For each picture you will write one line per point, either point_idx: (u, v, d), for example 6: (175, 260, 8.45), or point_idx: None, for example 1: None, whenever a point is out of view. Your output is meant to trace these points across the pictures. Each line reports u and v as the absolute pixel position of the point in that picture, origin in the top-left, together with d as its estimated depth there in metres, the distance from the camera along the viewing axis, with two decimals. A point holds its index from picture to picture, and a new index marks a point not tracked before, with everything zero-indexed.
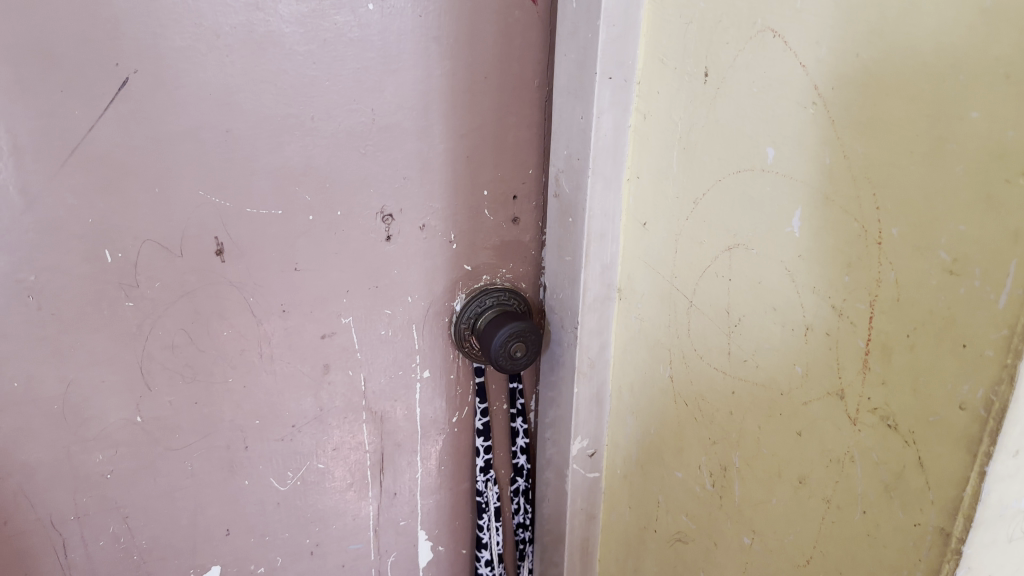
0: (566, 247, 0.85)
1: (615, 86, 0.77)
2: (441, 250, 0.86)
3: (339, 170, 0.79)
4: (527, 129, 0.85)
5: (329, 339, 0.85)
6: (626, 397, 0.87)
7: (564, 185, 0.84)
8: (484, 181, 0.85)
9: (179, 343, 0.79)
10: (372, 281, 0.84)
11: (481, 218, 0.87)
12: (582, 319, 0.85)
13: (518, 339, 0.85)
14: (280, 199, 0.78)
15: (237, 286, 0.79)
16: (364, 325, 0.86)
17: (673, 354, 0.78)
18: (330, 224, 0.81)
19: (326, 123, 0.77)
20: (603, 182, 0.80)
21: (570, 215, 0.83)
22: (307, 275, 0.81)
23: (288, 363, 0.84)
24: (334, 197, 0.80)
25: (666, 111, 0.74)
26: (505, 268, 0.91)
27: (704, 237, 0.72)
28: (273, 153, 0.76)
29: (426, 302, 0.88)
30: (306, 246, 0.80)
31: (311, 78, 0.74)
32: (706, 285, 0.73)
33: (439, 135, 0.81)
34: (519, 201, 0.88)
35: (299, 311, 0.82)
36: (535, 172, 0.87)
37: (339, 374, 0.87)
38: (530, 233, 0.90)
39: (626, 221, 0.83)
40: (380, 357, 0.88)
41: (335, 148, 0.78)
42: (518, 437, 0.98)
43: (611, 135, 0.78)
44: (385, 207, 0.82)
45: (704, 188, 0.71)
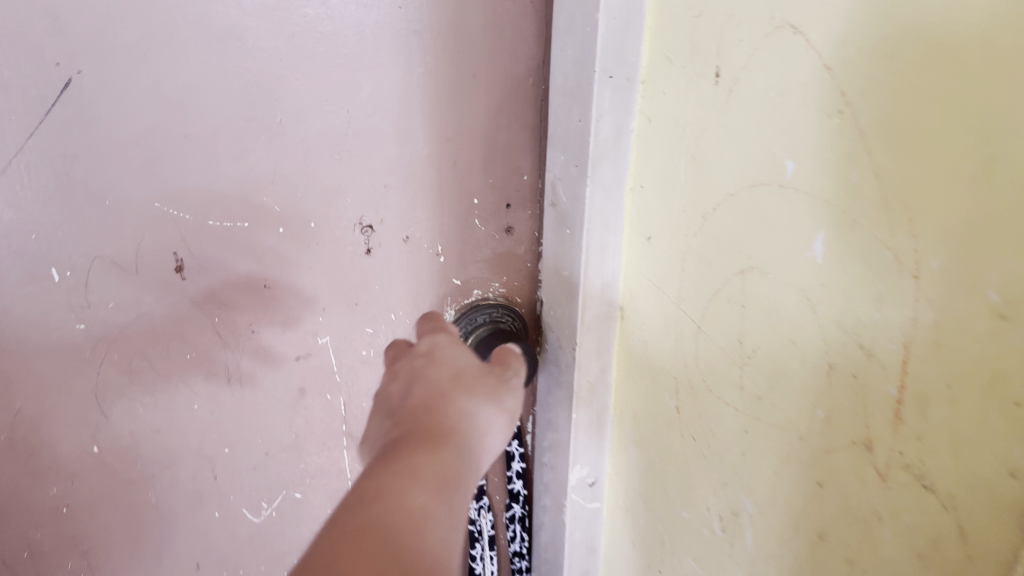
0: (563, 261, 0.77)
1: (617, 86, 0.69)
2: (427, 263, 0.79)
3: (312, 177, 0.71)
4: (521, 131, 0.77)
5: (303, 361, 0.78)
6: (630, 426, 0.80)
7: (561, 193, 0.76)
8: (473, 188, 0.78)
9: (138, 368, 0.72)
10: (351, 298, 0.77)
11: (470, 228, 0.79)
12: (580, 340, 0.77)
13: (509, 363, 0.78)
14: (246, 211, 0.71)
15: (200, 306, 0.72)
16: (343, 345, 0.79)
17: (679, 383, 0.71)
18: (303, 237, 0.73)
19: (297, 126, 0.69)
20: (603, 191, 0.72)
21: (566, 226, 0.76)
22: (278, 292, 0.74)
23: (259, 387, 0.77)
24: (307, 208, 0.72)
25: (673, 114, 0.66)
26: (498, 282, 0.83)
27: (713, 257, 0.64)
28: (236, 160, 0.68)
29: (411, 320, 0.81)
30: (276, 261, 0.73)
31: (279, 77, 0.67)
32: (716, 311, 0.65)
33: (423, 137, 0.74)
34: (513, 210, 0.80)
35: (270, 331, 0.75)
36: (530, 178, 0.79)
37: (316, 399, 0.80)
38: (524, 244, 0.82)
39: (629, 234, 0.75)
40: (362, 379, 0.81)
41: (307, 153, 0.70)
42: (514, 462, 0.91)
43: (613, 141, 0.71)
44: (364, 217, 0.75)
45: (715, 202, 0.63)
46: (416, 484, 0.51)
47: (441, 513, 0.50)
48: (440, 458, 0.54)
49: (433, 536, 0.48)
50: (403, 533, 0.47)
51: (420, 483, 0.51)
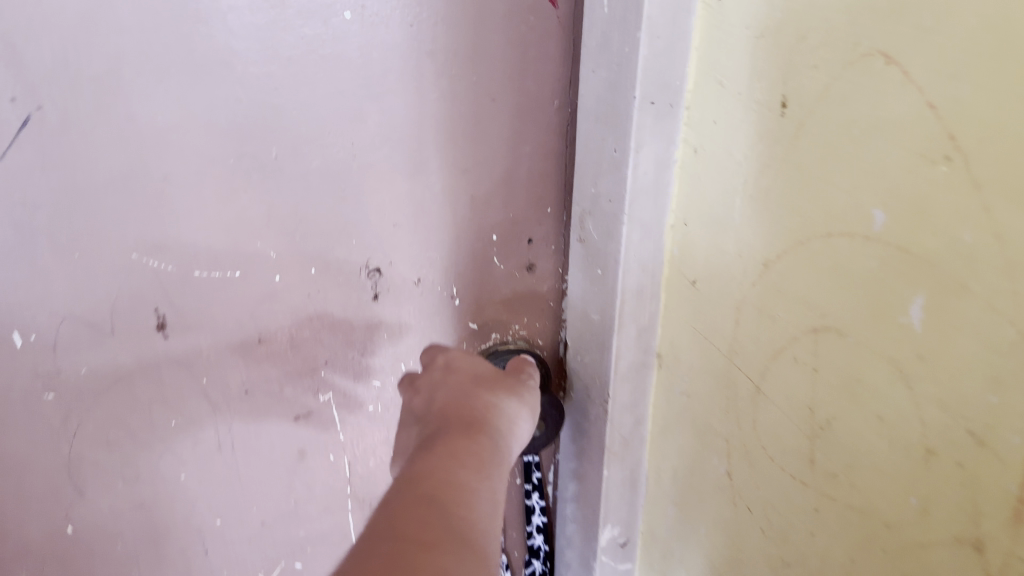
0: (591, 304, 0.69)
1: (658, 112, 0.60)
2: (441, 308, 0.71)
3: (312, 218, 0.63)
4: (544, 160, 0.69)
5: (303, 421, 0.69)
6: (668, 484, 0.72)
7: (591, 229, 0.67)
8: (491, 223, 0.69)
9: (116, 439, 0.64)
10: (356, 351, 0.69)
11: (488, 266, 0.71)
12: (613, 393, 0.69)
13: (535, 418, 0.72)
14: (238, 259, 0.62)
15: (187, 366, 0.63)
16: (348, 402, 0.70)
17: (731, 446, 0.63)
18: (303, 286, 0.65)
19: (294, 161, 0.60)
20: (641, 229, 0.64)
21: (598, 265, 0.67)
22: (273, 348, 0.66)
23: (254, 452, 0.69)
24: (307, 254, 0.64)
25: (726, 146, 0.58)
26: (518, 323, 0.74)
27: (776, 312, 0.56)
28: (226, 202, 0.60)
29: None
30: (272, 313, 0.64)
31: (273, 107, 0.58)
32: (779, 372, 0.57)
33: (436, 169, 0.65)
34: (535, 244, 0.72)
35: (266, 391, 0.67)
36: (553, 211, 0.71)
37: (317, 461, 0.71)
38: (547, 281, 0.74)
39: (669, 276, 0.67)
40: (368, 437, 0.72)
41: (306, 191, 0.62)
42: (534, 515, 0.82)
43: (652, 174, 0.62)
44: (371, 260, 0.66)
45: (779, 249, 0.55)
46: (460, 464, 0.52)
47: (486, 487, 0.52)
48: (477, 442, 0.55)
49: (480, 506, 0.50)
50: (455, 502, 0.48)
51: (463, 463, 0.52)
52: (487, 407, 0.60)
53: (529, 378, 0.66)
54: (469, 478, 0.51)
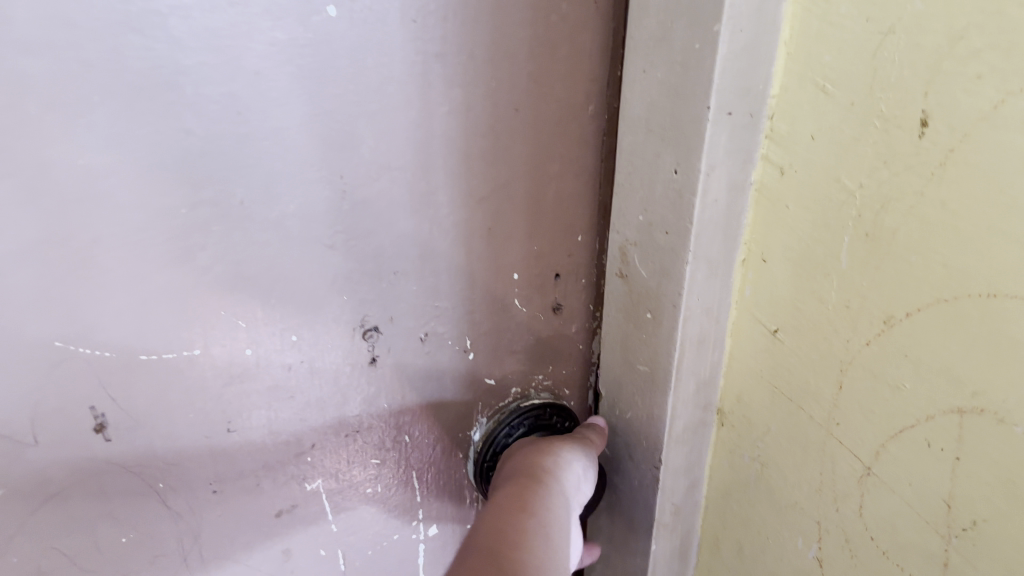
0: (637, 354, 0.57)
1: (734, 125, 0.47)
2: (451, 365, 0.58)
3: (292, 277, 0.49)
4: (575, 179, 0.56)
5: (286, 515, 0.57)
6: (730, 556, 0.61)
7: (636, 264, 0.55)
8: (512, 259, 0.56)
9: (50, 569, 0.50)
10: (347, 428, 0.56)
11: (508, 310, 0.58)
12: (667, 458, 0.57)
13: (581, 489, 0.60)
14: (198, 335, 0.47)
15: (136, 473, 0.49)
16: (338, 485, 0.58)
17: (825, 529, 0.52)
18: (283, 358, 0.51)
19: (267, 206, 0.46)
20: (707, 268, 0.51)
21: (646, 309, 0.55)
22: (246, 437, 0.52)
23: (228, 556, 0.56)
24: (287, 319, 0.50)
25: (829, 170, 0.46)
26: (542, 372, 0.63)
27: (902, 381, 0.44)
28: (176, 267, 0.45)
29: (432, 437, 0.60)
30: (244, 396, 0.51)
31: (236, 138, 0.43)
32: (904, 454, 0.45)
33: (446, 203, 0.51)
34: (562, 280, 0.59)
35: (239, 489, 0.54)
36: (584, 239, 0.58)
37: (305, 555, 0.59)
38: (576, 321, 0.62)
39: (737, 321, 0.54)
40: (365, 523, 0.61)
41: (284, 242, 0.47)
42: None
43: (724, 201, 0.50)
44: (366, 319, 0.52)
45: (911, 306, 0.43)
46: (509, 513, 0.46)
47: (551, 525, 0.47)
48: (530, 482, 0.50)
49: (551, 547, 0.45)
50: (506, 550, 0.43)
51: (517, 507, 0.47)
52: (534, 448, 0.55)
53: (581, 437, 0.58)
54: (526, 520, 0.46)
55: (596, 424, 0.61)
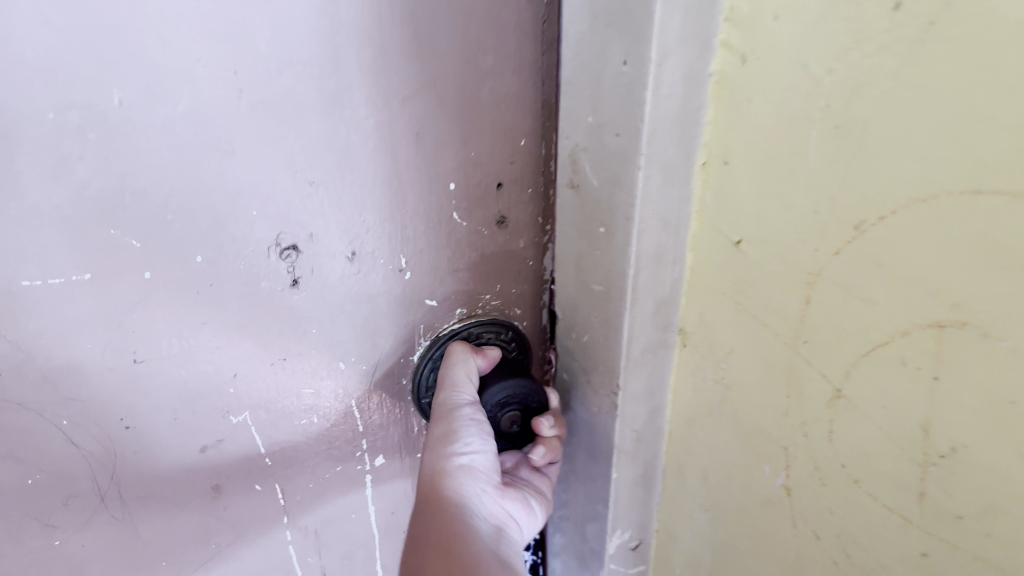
0: (591, 270, 0.52)
1: (688, 6, 0.41)
2: (386, 285, 0.55)
3: (196, 191, 0.45)
4: (510, 76, 0.52)
5: (212, 451, 0.55)
6: (695, 485, 0.57)
7: (587, 171, 0.50)
8: (447, 168, 0.53)
9: None
10: (277, 354, 0.54)
11: (449, 224, 0.55)
12: (624, 382, 0.52)
13: (516, 407, 0.59)
14: (88, 260, 0.44)
15: (25, 408, 0.47)
16: (269, 416, 0.56)
17: (792, 455, 0.47)
18: (192, 281, 0.47)
19: (155, 108, 0.41)
20: (663, 173, 0.46)
21: (599, 223, 0.50)
22: (154, 367, 0.49)
23: (155, 485, 0.54)
24: (189, 236, 0.46)
25: (795, 54, 0.40)
26: (490, 291, 0.61)
27: (873, 294, 0.39)
28: (50, 183, 0.40)
29: (367, 365, 0.58)
30: (149, 327, 0.48)
31: (105, 28, 0.38)
32: (876, 373, 0.40)
33: (364, 103, 0.47)
34: (506, 190, 0.56)
35: (154, 426, 0.51)
36: (527, 142, 0.55)
37: (239, 488, 0.58)
38: (523, 235, 0.60)
39: (698, 233, 0.49)
40: (304, 451, 0.60)
41: (174, 155, 0.43)
42: None
43: (679, 95, 0.44)
44: (282, 238, 0.49)
45: (886, 208, 0.37)
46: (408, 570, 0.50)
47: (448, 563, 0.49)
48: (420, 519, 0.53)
49: None
50: None
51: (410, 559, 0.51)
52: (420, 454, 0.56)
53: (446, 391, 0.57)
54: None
55: (494, 354, 0.60)
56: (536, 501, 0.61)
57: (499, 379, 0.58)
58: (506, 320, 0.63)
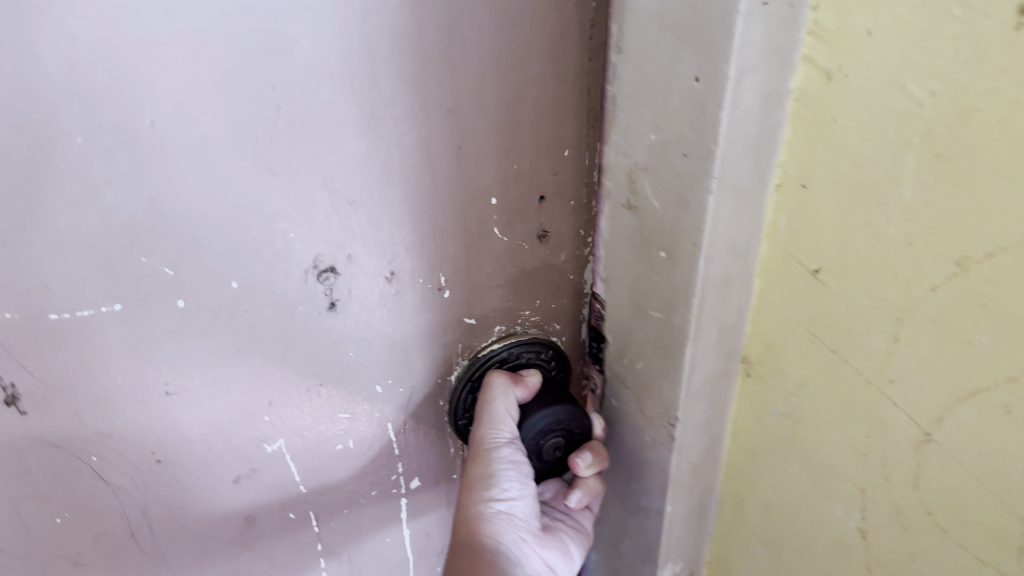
0: (648, 297, 0.49)
1: (770, 19, 0.38)
2: (424, 305, 0.52)
3: (222, 221, 0.42)
4: (560, 84, 0.47)
5: (246, 479, 0.54)
6: (756, 519, 0.54)
7: (647, 192, 0.46)
8: (488, 183, 0.48)
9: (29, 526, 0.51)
10: (311, 382, 0.52)
11: (486, 240, 0.51)
12: (683, 415, 0.49)
13: (560, 433, 0.56)
14: (117, 288, 0.43)
15: (64, 446, 0.48)
16: (305, 442, 0.55)
17: (871, 498, 0.44)
18: (231, 309, 0.46)
19: (184, 128, 0.39)
20: (735, 197, 0.42)
21: (658, 247, 0.46)
22: (188, 399, 0.48)
23: (193, 507, 0.54)
24: (222, 263, 0.44)
25: (890, 73, 0.36)
26: (530, 308, 0.56)
27: (975, 337, 0.36)
28: (72, 208, 0.39)
29: (404, 388, 0.55)
30: (180, 359, 0.46)
31: (135, 48, 0.36)
32: (974, 420, 0.37)
33: (404, 117, 0.43)
34: (548, 203, 0.52)
35: (187, 457, 0.51)
36: (573, 152, 0.50)
37: (270, 513, 0.57)
38: (565, 249, 0.54)
39: (769, 259, 0.46)
40: (335, 474, 0.58)
41: (207, 178, 0.41)
42: None
43: (756, 115, 0.41)
44: (319, 260, 0.46)
45: (994, 245, 0.34)
46: None
47: None
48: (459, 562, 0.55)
49: None
50: None
51: None
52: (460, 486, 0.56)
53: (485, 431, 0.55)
54: None
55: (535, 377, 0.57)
56: (573, 536, 0.61)
57: (543, 405, 0.55)
58: (546, 338, 0.58)
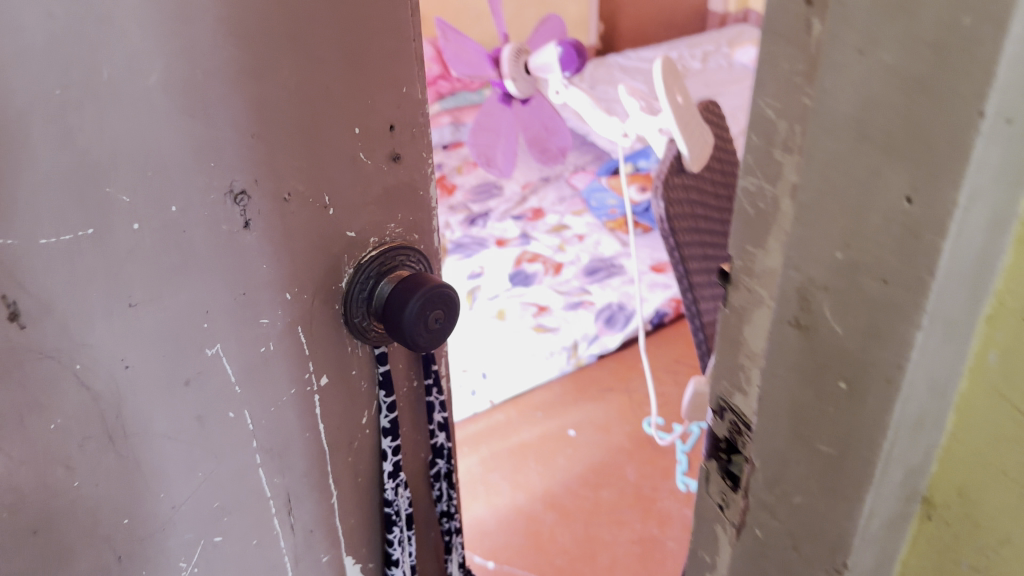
0: (818, 429, 0.43)
1: (1012, 139, 0.32)
2: (314, 220, 0.69)
3: (159, 152, 0.56)
4: (393, 36, 0.68)
5: (194, 382, 0.67)
6: None
7: (825, 314, 0.40)
8: (353, 115, 0.68)
9: (63, 426, 0.60)
10: (239, 289, 0.67)
11: (358, 163, 0.71)
12: (854, 562, 0.44)
13: (440, 306, 0.76)
14: (91, 215, 0.55)
15: (54, 359, 0.57)
16: (235, 353, 0.69)
17: None
18: (161, 224, 0.59)
19: (135, 77, 0.53)
20: (943, 330, 0.37)
21: (837, 377, 0.40)
22: (146, 309, 0.61)
23: (172, 408, 0.67)
24: (164, 195, 0.58)
25: None
26: (392, 220, 0.77)
27: None
28: (57, 152, 0.52)
29: (307, 295, 0.72)
30: (162, 285, 0.61)
31: (94, 40, 0.51)
32: None
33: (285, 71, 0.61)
34: (397, 131, 0.73)
35: (191, 350, 0.66)
36: (406, 90, 0.71)
37: (219, 419, 0.71)
38: (412, 170, 0.76)
39: (966, 396, 0.40)
40: (275, 376, 0.74)
41: (108, 108, 0.53)
42: (388, 438, 0.89)
43: (979, 242, 0.34)
44: (234, 183, 0.62)
45: None
46: None
47: None
48: None
49: None
50: None
51: None
52: None
53: None
54: None
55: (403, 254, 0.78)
56: None
57: (416, 290, 0.74)
58: (409, 241, 0.80)
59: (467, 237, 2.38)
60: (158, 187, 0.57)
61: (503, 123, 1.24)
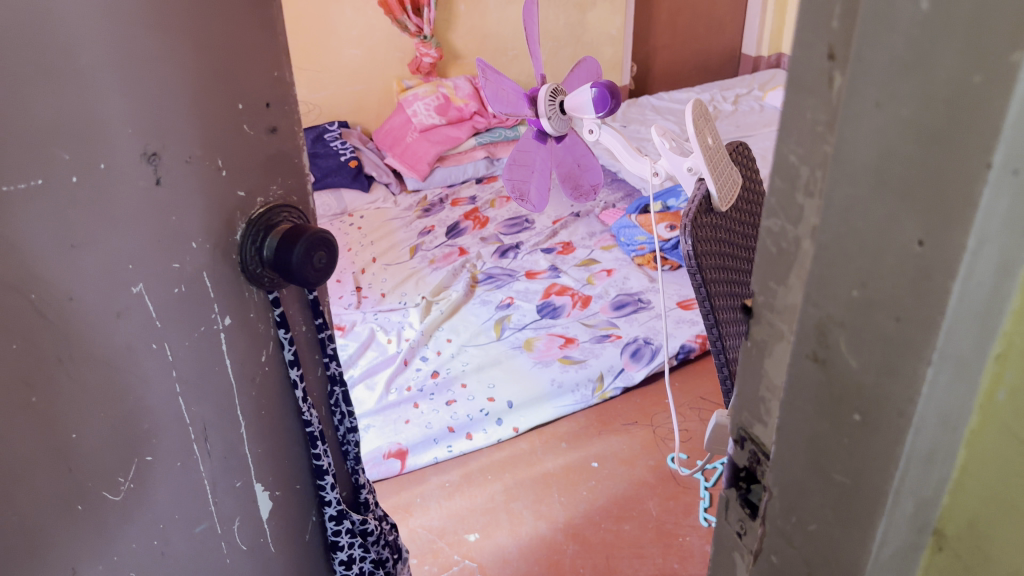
0: (832, 458, 0.45)
1: None
2: (211, 180, 0.80)
3: (91, 110, 0.67)
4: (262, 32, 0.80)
5: (123, 317, 0.75)
6: None
7: (842, 349, 0.42)
8: (241, 94, 0.80)
9: (24, 352, 0.67)
10: (156, 237, 0.76)
11: (243, 134, 0.82)
12: None
13: (322, 247, 0.86)
14: (40, 169, 0.65)
15: (16, 291, 0.65)
16: (157, 291, 0.78)
17: None
18: (91, 178, 0.69)
19: (72, 51, 0.64)
20: (953, 367, 0.39)
21: (853, 409, 0.42)
22: (84, 252, 0.70)
23: (108, 336, 0.74)
24: (95, 151, 0.69)
25: None
26: (276, 183, 0.88)
27: None
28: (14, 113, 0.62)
29: (211, 245, 0.82)
30: (92, 229, 0.70)
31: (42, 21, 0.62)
32: None
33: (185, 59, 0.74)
34: (273, 108, 0.84)
35: (119, 290, 0.74)
36: (278, 74, 0.84)
37: (144, 352, 0.79)
38: (288, 140, 0.88)
39: (977, 431, 0.41)
40: (182, 320, 0.82)
41: (52, 77, 0.64)
42: (294, 368, 0.98)
43: (988, 285, 0.37)
44: (148, 147, 0.73)
45: None
46: None
47: None
48: None
49: None
50: None
51: None
52: None
53: None
54: None
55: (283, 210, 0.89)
56: None
57: (300, 237, 0.84)
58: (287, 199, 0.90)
59: (497, 270, 2.42)
60: (90, 145, 0.68)
61: (538, 159, 1.27)
